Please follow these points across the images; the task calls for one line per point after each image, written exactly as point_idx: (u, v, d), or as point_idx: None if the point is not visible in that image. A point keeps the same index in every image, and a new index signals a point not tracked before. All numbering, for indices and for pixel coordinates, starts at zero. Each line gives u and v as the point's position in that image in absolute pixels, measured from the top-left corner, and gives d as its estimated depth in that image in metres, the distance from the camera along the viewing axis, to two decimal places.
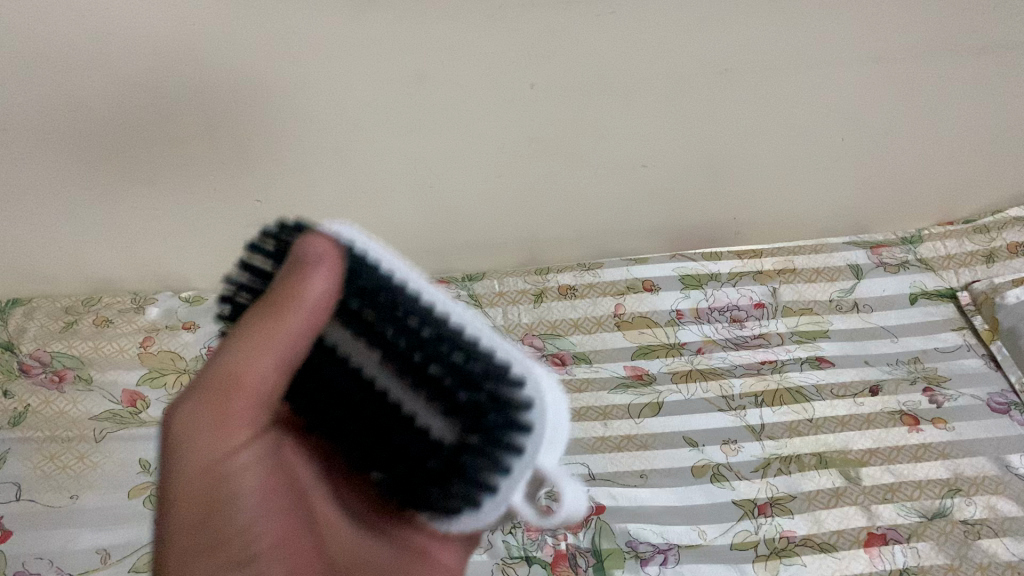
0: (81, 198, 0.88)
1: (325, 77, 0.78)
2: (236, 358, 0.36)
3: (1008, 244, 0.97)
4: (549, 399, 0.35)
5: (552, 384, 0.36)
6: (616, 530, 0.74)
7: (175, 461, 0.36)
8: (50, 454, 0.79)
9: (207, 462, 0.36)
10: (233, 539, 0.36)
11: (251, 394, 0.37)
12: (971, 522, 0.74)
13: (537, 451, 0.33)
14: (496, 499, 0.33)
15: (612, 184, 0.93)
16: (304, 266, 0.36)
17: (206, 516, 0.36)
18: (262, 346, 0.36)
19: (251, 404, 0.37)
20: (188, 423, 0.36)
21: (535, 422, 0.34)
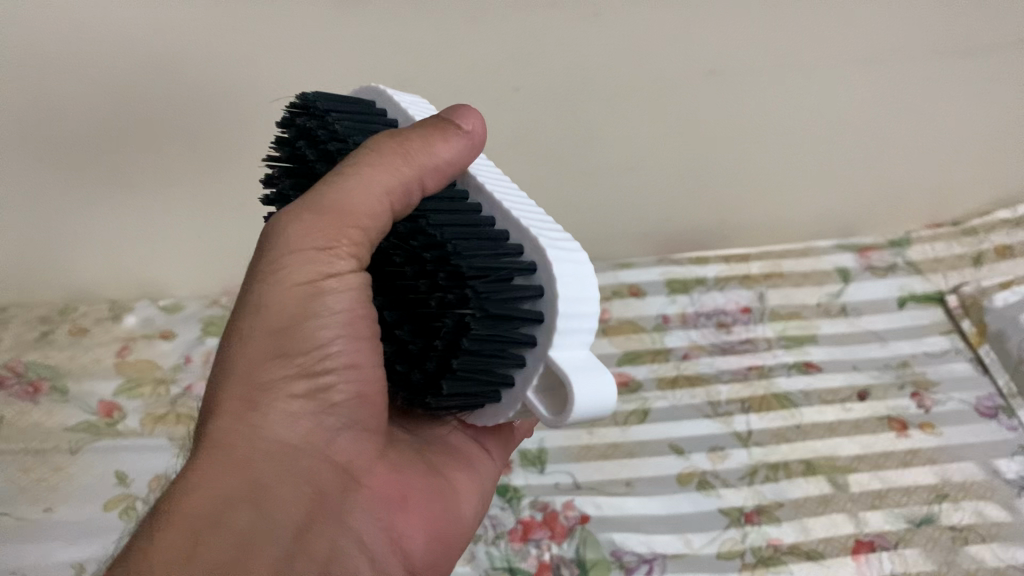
0: (54, 207, 0.85)
1: (306, 78, 0.77)
2: (355, 178, 0.40)
3: (996, 247, 0.96)
4: (561, 294, 0.38)
5: (574, 276, 0.39)
6: (601, 540, 0.73)
7: (276, 263, 0.41)
8: (25, 467, 0.78)
9: (300, 274, 0.41)
10: (304, 353, 0.42)
11: (356, 219, 0.40)
12: (958, 528, 0.74)
13: (545, 349, 0.38)
14: (513, 393, 0.39)
15: (597, 191, 0.91)
16: (444, 137, 0.42)
17: (286, 325, 0.41)
18: (380, 171, 0.40)
19: (360, 236, 0.41)
20: (295, 227, 0.41)
21: (546, 312, 0.38)
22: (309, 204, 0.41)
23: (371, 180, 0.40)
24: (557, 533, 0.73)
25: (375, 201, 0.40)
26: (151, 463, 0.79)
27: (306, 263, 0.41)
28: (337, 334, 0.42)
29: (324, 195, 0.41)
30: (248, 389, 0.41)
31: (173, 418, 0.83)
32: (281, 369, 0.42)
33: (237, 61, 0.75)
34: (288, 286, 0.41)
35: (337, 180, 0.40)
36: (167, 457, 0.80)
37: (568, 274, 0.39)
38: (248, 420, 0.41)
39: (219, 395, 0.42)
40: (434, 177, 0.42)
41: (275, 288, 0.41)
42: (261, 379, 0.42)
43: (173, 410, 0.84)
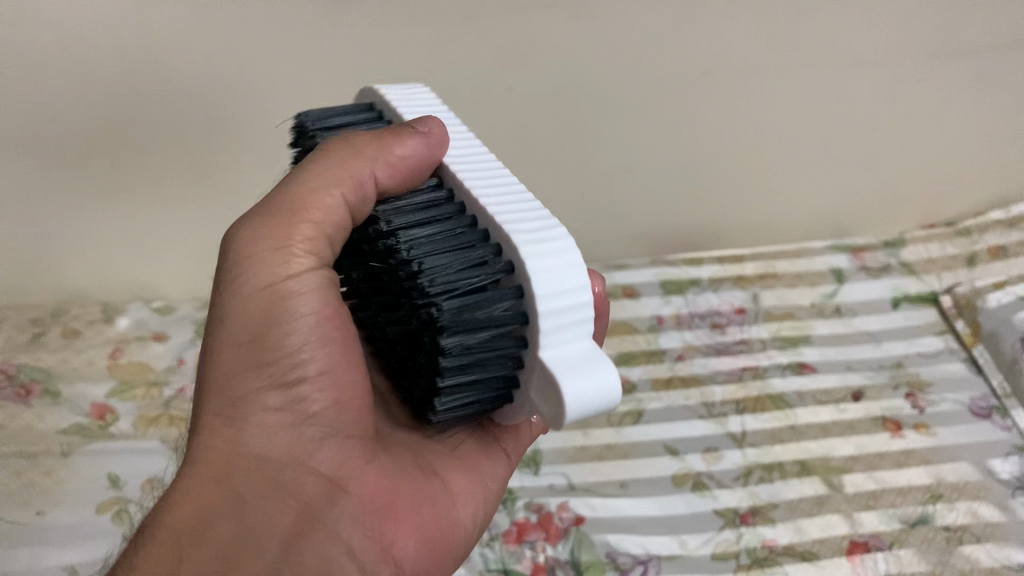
0: (47, 209, 0.85)
1: (299, 78, 0.77)
2: (307, 180, 0.45)
3: (989, 248, 0.95)
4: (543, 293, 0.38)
5: (559, 269, 0.38)
6: (596, 541, 0.72)
7: (240, 275, 0.44)
8: (15, 470, 0.78)
9: (264, 281, 0.44)
10: (278, 363, 0.43)
11: (312, 216, 0.45)
12: (952, 528, 0.74)
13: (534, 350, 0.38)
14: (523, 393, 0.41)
15: (591, 192, 0.91)
16: (399, 135, 0.45)
17: (256, 336, 0.43)
18: (329, 172, 0.45)
19: (315, 231, 0.45)
20: (256, 236, 0.45)
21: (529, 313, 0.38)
22: (266, 211, 0.45)
23: (321, 179, 0.45)
24: (552, 535, 0.73)
25: (324, 196, 0.45)
26: (144, 466, 0.79)
27: (266, 267, 0.44)
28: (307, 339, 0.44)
29: (280, 202, 0.45)
30: (224, 405, 0.43)
31: (166, 420, 0.83)
32: (253, 381, 0.43)
33: (230, 62, 0.75)
34: (252, 298, 0.44)
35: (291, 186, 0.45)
36: (159, 460, 0.79)
37: (543, 269, 0.38)
38: (225, 434, 0.43)
39: (199, 413, 0.43)
40: (387, 173, 0.45)
41: (240, 300, 0.44)
42: (235, 394, 0.43)
43: (166, 413, 0.84)
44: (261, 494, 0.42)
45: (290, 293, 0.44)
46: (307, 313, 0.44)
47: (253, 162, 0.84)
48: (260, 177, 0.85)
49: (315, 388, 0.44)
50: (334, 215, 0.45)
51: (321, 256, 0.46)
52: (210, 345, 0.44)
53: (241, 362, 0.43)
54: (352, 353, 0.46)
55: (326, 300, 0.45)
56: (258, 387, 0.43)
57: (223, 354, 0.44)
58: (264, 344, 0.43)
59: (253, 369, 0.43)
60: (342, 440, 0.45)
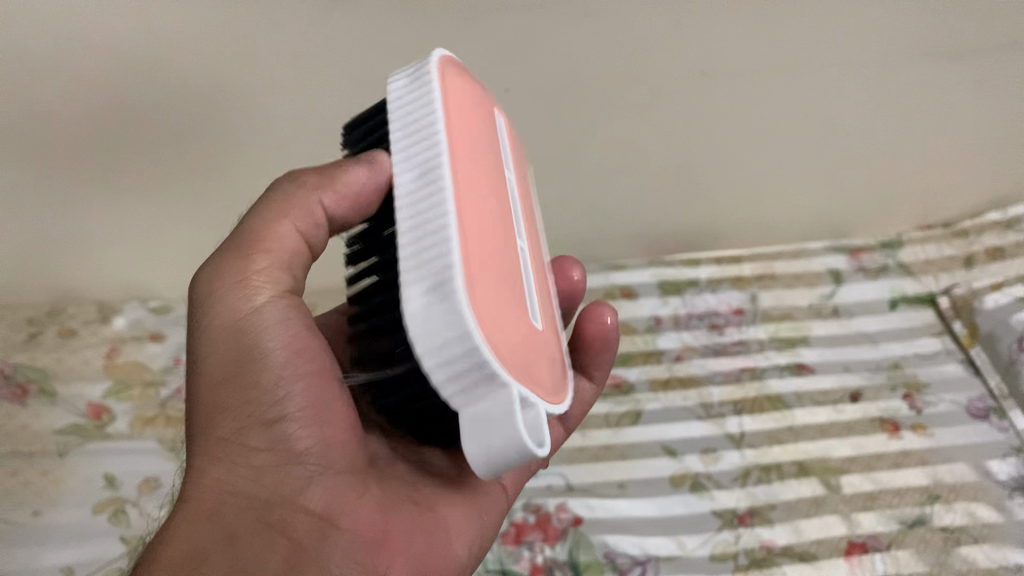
0: (43, 209, 0.85)
1: (296, 77, 0.77)
2: (262, 216, 0.46)
3: (986, 249, 0.96)
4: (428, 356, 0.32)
5: (440, 316, 0.32)
6: (594, 542, 0.73)
7: (208, 314, 0.44)
8: (11, 471, 0.77)
9: (232, 317, 0.44)
10: (254, 400, 0.43)
11: (267, 248, 0.45)
12: (949, 529, 0.74)
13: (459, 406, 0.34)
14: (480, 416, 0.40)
15: (589, 192, 0.91)
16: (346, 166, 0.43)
17: (230, 374, 0.43)
18: (282, 208, 0.45)
19: (275, 262, 0.45)
20: (218, 272, 0.45)
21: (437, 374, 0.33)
22: (225, 247, 0.45)
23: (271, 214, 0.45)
24: (550, 535, 0.73)
25: (279, 228, 0.45)
26: (140, 466, 0.78)
27: (233, 302, 0.44)
28: (282, 373, 0.44)
29: (239, 237, 0.45)
30: (208, 446, 0.43)
31: (163, 420, 0.82)
32: (231, 420, 0.43)
33: (225, 62, 0.75)
34: (221, 337, 0.44)
35: (246, 223, 0.46)
36: (156, 460, 0.79)
37: (426, 319, 0.32)
38: (211, 475, 0.43)
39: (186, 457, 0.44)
40: (337, 201, 0.44)
41: (211, 339, 0.44)
42: (217, 435, 0.43)
43: (162, 413, 0.83)
44: (251, 533, 0.42)
45: (260, 329, 0.44)
46: (283, 348, 0.44)
47: (249, 158, 0.83)
48: (258, 176, 0.85)
49: (293, 421, 0.44)
50: (288, 245, 0.46)
51: (286, 285, 0.46)
52: (189, 389, 0.44)
53: (223, 402, 0.43)
54: (331, 385, 0.46)
55: (293, 331, 0.45)
56: (241, 426, 0.43)
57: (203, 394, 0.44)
58: (244, 383, 0.43)
59: (235, 408, 0.43)
60: (328, 475, 0.45)
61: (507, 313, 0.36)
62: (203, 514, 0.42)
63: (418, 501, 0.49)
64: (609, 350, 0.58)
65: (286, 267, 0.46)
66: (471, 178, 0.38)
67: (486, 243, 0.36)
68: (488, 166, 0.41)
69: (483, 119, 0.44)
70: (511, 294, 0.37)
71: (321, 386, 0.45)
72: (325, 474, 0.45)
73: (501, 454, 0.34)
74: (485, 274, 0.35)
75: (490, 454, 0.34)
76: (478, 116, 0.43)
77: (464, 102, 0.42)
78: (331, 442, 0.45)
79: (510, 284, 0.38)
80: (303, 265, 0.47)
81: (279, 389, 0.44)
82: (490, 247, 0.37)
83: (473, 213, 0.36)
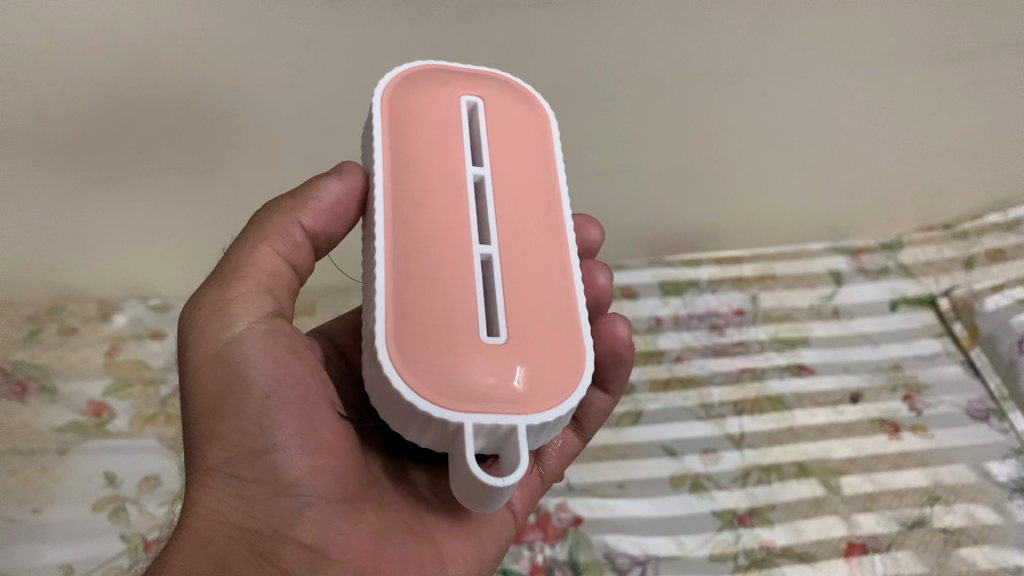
0: (44, 205, 0.84)
1: (299, 76, 0.77)
2: (244, 246, 0.48)
3: (987, 251, 0.96)
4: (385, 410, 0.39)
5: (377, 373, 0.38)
6: (594, 542, 0.72)
7: (196, 345, 0.46)
8: (11, 468, 0.77)
9: (217, 347, 0.45)
10: (239, 430, 0.44)
11: (246, 274, 0.47)
12: (949, 531, 0.74)
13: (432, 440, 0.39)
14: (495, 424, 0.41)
15: (590, 191, 0.91)
16: (316, 183, 0.48)
17: (217, 404, 0.44)
18: (260, 235, 0.48)
19: (255, 287, 0.47)
20: (204, 303, 0.47)
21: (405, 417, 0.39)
22: (213, 280, 0.48)
23: (248, 247, 0.48)
24: (551, 535, 0.73)
25: (256, 255, 0.48)
26: (141, 465, 0.78)
27: (216, 331, 0.45)
28: (265, 402, 0.44)
29: (223, 269, 0.48)
30: (204, 476, 0.44)
31: (163, 418, 0.82)
32: (220, 450, 0.44)
33: (227, 59, 0.75)
34: (208, 367, 0.45)
35: (229, 254, 0.48)
36: (156, 458, 0.79)
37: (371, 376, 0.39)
38: (205, 505, 0.44)
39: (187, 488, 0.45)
40: (313, 216, 0.48)
41: (200, 371, 0.45)
42: (209, 466, 0.44)
43: (162, 411, 0.83)
44: (243, 564, 0.42)
45: (242, 358, 0.44)
46: (267, 376, 0.44)
47: (249, 155, 0.83)
48: (259, 175, 0.85)
49: (280, 453, 0.44)
50: (266, 269, 0.48)
51: (269, 310, 0.47)
52: (188, 421, 0.46)
53: (212, 431, 0.44)
54: (321, 412, 0.45)
55: (276, 359, 0.45)
56: (230, 456, 0.44)
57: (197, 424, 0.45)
58: (229, 412, 0.44)
59: (223, 437, 0.44)
60: (320, 505, 0.44)
61: (451, 338, 0.39)
62: (198, 543, 0.43)
63: (417, 530, 0.48)
64: (624, 363, 0.55)
65: (269, 291, 0.47)
66: (409, 219, 0.42)
67: (422, 280, 0.40)
68: (446, 180, 0.44)
69: (448, 121, 0.46)
70: (470, 313, 0.40)
71: (308, 413, 0.45)
72: (319, 504, 0.44)
73: (463, 486, 0.37)
74: (416, 314, 0.39)
75: (466, 493, 0.37)
76: (438, 127, 0.46)
77: (409, 130, 0.45)
78: (323, 470, 0.44)
79: (469, 305, 0.40)
80: (285, 288, 0.49)
81: (263, 418, 0.44)
82: (429, 280, 0.40)
83: (414, 253, 0.41)
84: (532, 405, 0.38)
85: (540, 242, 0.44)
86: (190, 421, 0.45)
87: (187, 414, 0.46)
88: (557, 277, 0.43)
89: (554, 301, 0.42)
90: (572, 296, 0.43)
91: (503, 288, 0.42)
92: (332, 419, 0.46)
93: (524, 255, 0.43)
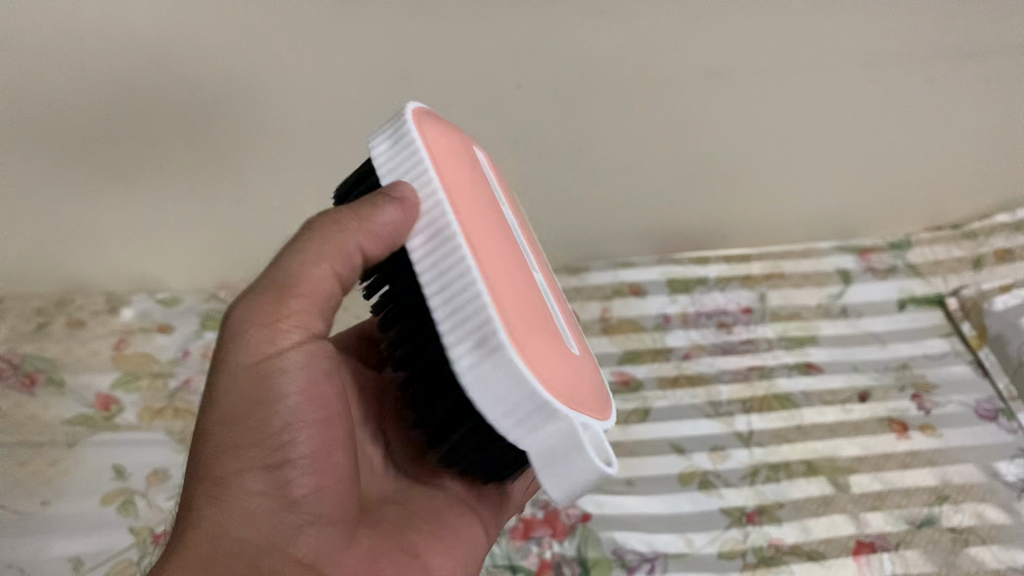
0: (58, 194, 0.85)
1: (313, 71, 0.77)
2: (296, 259, 0.43)
3: (994, 251, 0.96)
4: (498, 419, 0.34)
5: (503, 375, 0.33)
6: (602, 538, 0.72)
7: (233, 356, 0.43)
8: (20, 460, 0.77)
9: (256, 359, 0.43)
10: (261, 445, 0.43)
11: (300, 291, 0.43)
12: (959, 530, 0.73)
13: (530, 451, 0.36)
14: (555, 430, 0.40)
15: (600, 187, 0.91)
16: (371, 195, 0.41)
17: (243, 416, 0.43)
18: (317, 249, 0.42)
19: (306, 307, 0.44)
20: (247, 313, 0.44)
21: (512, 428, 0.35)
22: (260, 290, 0.44)
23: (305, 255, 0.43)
24: (558, 531, 0.73)
25: (312, 270, 0.43)
26: (149, 458, 0.78)
27: (256, 344, 0.43)
28: (293, 419, 0.43)
29: (272, 279, 0.44)
30: (210, 485, 0.43)
31: (171, 412, 0.82)
32: (237, 461, 0.43)
33: (242, 54, 0.75)
34: (239, 379, 0.43)
35: (281, 261, 0.44)
36: (164, 451, 0.79)
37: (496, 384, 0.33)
38: (211, 515, 0.43)
39: (189, 495, 0.43)
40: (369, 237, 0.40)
41: (228, 380, 0.43)
42: (221, 476, 0.43)
43: (170, 404, 0.83)
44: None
45: (276, 374, 0.43)
46: (297, 394, 0.44)
47: (259, 149, 0.84)
48: (270, 168, 0.86)
49: (297, 472, 0.43)
50: (319, 287, 0.44)
51: (313, 328, 0.45)
52: (201, 426, 0.44)
53: (226, 443, 0.43)
54: (338, 434, 0.46)
55: (309, 377, 0.44)
56: (246, 469, 0.43)
57: (209, 433, 0.43)
58: (251, 428, 0.43)
59: (243, 449, 0.43)
60: (322, 525, 0.45)
61: (549, 347, 0.37)
62: (201, 556, 0.42)
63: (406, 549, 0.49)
64: None
65: (316, 310, 0.44)
66: (485, 226, 0.38)
67: (520, 293, 0.37)
68: (488, 201, 0.42)
69: (463, 149, 0.45)
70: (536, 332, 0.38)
71: (326, 436, 0.45)
72: (319, 525, 0.45)
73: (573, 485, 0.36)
74: (531, 325, 0.37)
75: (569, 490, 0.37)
76: (464, 154, 0.45)
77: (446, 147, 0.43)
78: (330, 491, 0.45)
79: (549, 326, 0.40)
80: (331, 308, 0.45)
81: (288, 433, 0.43)
82: (521, 294, 0.38)
83: (497, 262, 0.37)
84: (602, 417, 0.40)
85: (543, 286, 0.46)
86: (204, 425, 0.44)
87: (201, 416, 0.44)
88: (561, 318, 0.46)
89: (570, 339, 0.45)
90: (575, 341, 0.46)
91: (550, 314, 0.42)
92: (343, 443, 0.46)
93: (542, 292, 0.45)
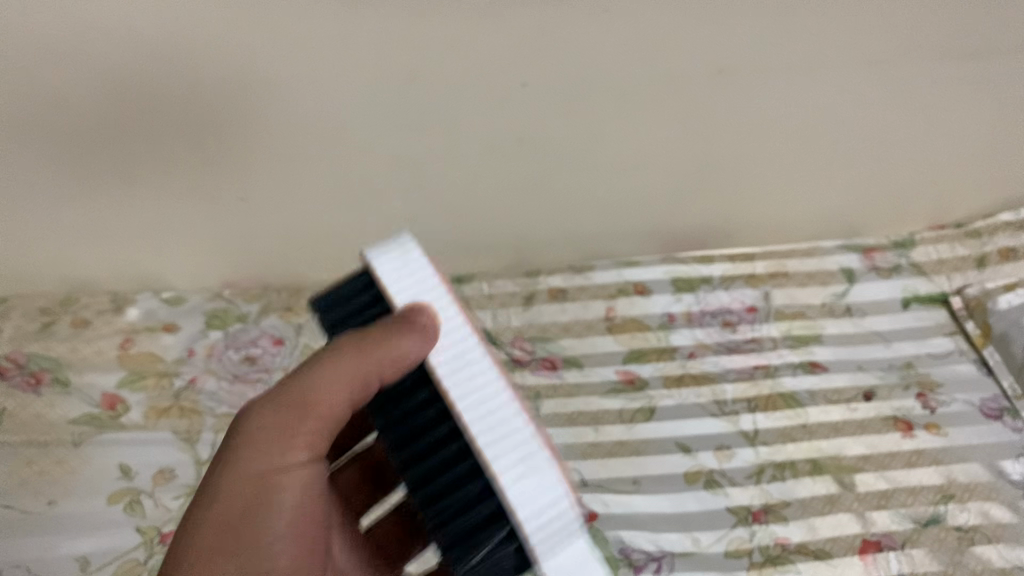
0: (65, 190, 0.86)
1: (319, 72, 0.77)
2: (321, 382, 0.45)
3: (998, 250, 0.97)
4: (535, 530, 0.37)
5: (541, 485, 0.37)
6: (609, 537, 0.72)
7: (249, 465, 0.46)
8: (27, 460, 0.77)
9: (264, 471, 0.46)
10: (252, 550, 0.47)
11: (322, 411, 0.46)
12: (963, 529, 0.73)
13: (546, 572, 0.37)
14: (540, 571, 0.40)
15: (605, 185, 0.92)
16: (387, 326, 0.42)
17: (240, 520, 0.46)
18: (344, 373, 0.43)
19: (318, 428, 0.46)
20: (267, 424, 0.46)
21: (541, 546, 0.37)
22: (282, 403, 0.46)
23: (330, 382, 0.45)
24: None
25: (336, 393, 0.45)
26: (155, 457, 0.78)
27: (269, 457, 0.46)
28: (278, 528, 0.48)
29: (291, 395, 0.46)
30: None
31: (177, 411, 0.82)
32: (226, 563, 0.46)
33: (248, 54, 0.75)
34: (243, 488, 0.46)
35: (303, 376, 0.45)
36: (170, 451, 0.79)
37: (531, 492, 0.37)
38: None
39: None
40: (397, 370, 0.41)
41: (232, 487, 0.46)
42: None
43: (176, 404, 0.83)
44: None
45: (278, 487, 0.47)
46: (289, 507, 0.48)
47: (265, 148, 0.84)
48: (276, 167, 0.86)
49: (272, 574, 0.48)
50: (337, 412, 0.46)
51: (319, 446, 0.48)
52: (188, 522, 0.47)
53: (217, 545, 0.46)
54: (307, 542, 0.50)
55: (303, 491, 0.48)
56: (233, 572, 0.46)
57: (200, 532, 0.46)
58: (242, 535, 0.47)
59: (235, 553, 0.46)
60: None
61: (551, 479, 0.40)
62: None
63: None
64: None
65: (326, 430, 0.47)
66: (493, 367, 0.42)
67: None
68: None
69: None
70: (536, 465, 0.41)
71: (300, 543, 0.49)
72: None
73: None
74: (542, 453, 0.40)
75: None
76: None
77: None
78: None
79: None
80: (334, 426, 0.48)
81: (272, 537, 0.48)
82: None
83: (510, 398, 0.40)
84: None
85: None
86: (193, 524, 0.46)
87: (191, 513, 0.47)
88: None
89: None
90: None
91: None
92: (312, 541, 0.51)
93: None
